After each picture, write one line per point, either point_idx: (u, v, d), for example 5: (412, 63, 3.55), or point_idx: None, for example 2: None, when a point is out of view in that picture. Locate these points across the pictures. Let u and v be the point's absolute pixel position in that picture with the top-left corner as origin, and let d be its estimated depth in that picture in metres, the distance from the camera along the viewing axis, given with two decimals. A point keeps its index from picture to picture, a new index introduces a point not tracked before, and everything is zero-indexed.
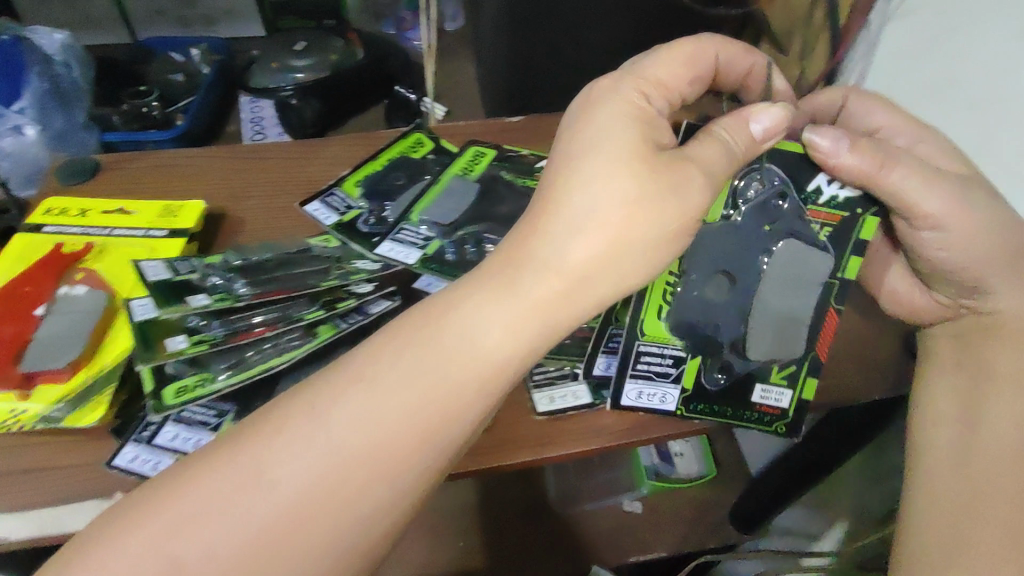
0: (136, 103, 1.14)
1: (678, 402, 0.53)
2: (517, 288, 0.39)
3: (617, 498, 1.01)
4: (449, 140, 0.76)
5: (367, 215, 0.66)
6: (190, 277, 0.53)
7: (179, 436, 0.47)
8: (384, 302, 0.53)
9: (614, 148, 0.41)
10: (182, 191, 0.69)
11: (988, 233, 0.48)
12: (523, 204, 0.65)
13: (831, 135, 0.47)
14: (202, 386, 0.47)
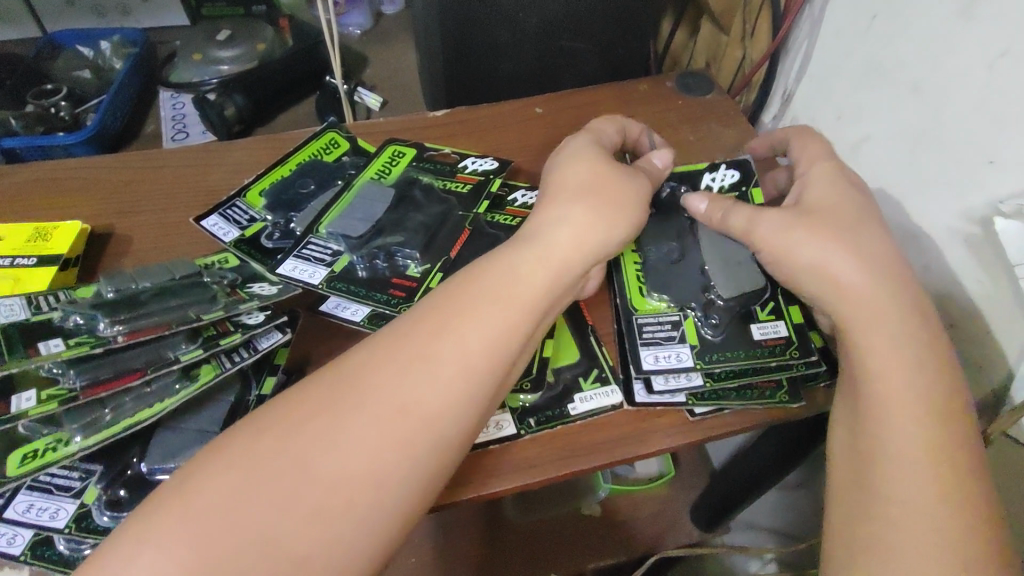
0: (42, 104, 1.04)
1: (694, 357, 0.49)
2: (515, 266, 0.46)
3: (575, 504, 0.95)
4: (367, 140, 0.69)
5: (272, 229, 0.60)
6: (51, 317, 0.47)
7: (33, 507, 0.43)
8: (276, 335, 0.49)
9: (583, 155, 0.54)
10: (63, 212, 0.63)
11: (811, 244, 0.47)
12: (441, 209, 0.59)
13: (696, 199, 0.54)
14: (57, 450, 0.42)
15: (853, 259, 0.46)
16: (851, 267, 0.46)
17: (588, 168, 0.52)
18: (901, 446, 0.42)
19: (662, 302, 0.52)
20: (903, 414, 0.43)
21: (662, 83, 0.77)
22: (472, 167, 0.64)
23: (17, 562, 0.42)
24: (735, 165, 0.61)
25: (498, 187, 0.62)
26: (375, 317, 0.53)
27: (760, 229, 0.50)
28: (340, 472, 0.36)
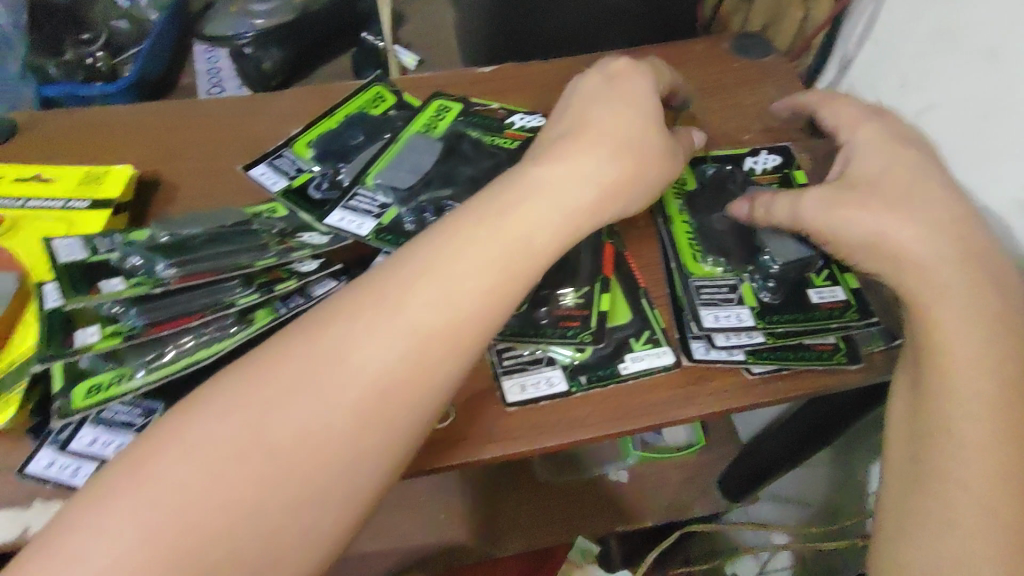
0: (80, 53, 1.03)
1: (755, 318, 0.48)
2: (498, 228, 0.41)
3: (603, 468, 0.95)
4: (413, 94, 0.68)
5: (319, 180, 0.59)
6: (109, 258, 0.47)
7: (97, 441, 0.42)
8: (330, 281, 0.48)
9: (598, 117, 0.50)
10: (108, 156, 0.61)
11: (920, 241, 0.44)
12: (490, 165, 0.58)
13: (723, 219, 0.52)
14: (120, 385, 0.42)
15: (915, 236, 0.45)
16: (908, 242, 0.45)
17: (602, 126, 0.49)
18: (959, 430, 0.41)
19: (717, 266, 0.51)
20: (961, 399, 0.41)
21: (718, 43, 0.75)
22: (519, 124, 0.63)
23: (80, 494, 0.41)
24: (775, 150, 0.59)
25: None
26: None
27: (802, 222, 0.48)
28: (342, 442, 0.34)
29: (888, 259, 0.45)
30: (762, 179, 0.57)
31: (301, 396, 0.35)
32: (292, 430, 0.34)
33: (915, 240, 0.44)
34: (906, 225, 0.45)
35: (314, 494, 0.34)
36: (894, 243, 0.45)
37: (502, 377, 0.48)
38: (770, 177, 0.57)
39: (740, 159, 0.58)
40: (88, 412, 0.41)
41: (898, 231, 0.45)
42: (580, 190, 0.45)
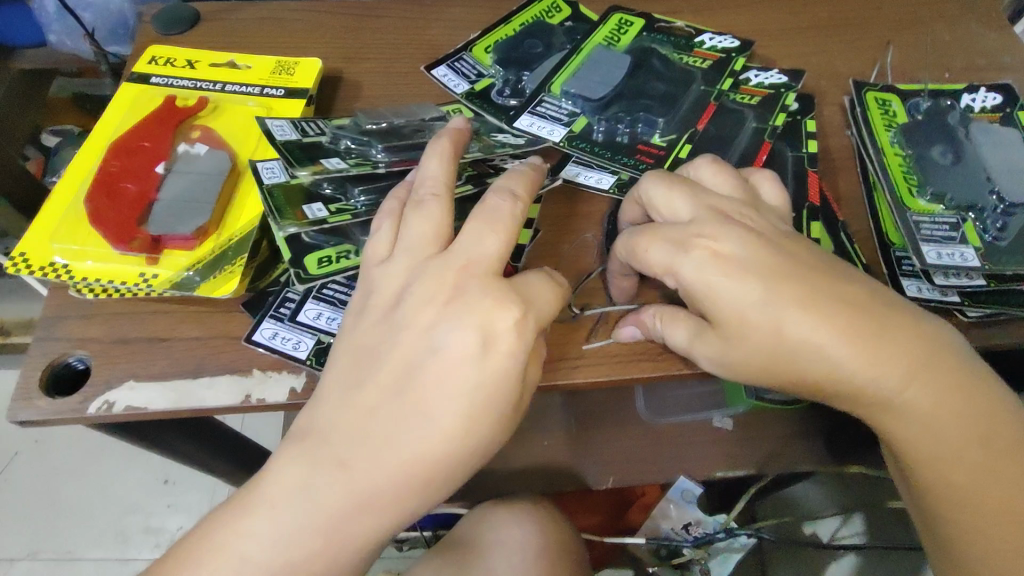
0: None
1: (980, 259, 0.46)
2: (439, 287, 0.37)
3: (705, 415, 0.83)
4: (589, 7, 0.64)
5: (501, 85, 0.58)
6: (319, 139, 0.48)
7: (323, 316, 0.44)
8: None
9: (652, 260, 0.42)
10: (294, 49, 0.61)
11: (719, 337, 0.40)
12: (686, 82, 0.55)
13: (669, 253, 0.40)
14: (348, 260, 0.43)
15: (748, 314, 0.38)
16: (747, 326, 0.38)
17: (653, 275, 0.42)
18: (945, 479, 0.40)
19: (936, 203, 0.48)
20: (946, 466, 0.40)
21: None
22: (710, 43, 0.59)
23: (303, 365, 0.43)
24: (996, 87, 0.55)
25: (739, 67, 0.58)
26: (622, 184, 0.52)
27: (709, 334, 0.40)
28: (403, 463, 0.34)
29: (784, 344, 0.38)
30: (982, 117, 0.54)
31: (319, 468, 0.35)
32: (333, 500, 0.34)
33: (762, 322, 0.38)
34: (796, 315, 0.37)
35: (363, 530, 0.35)
36: (797, 330, 0.37)
37: None
38: (991, 116, 0.54)
39: (958, 97, 0.55)
40: (320, 281, 0.43)
41: (760, 325, 0.38)
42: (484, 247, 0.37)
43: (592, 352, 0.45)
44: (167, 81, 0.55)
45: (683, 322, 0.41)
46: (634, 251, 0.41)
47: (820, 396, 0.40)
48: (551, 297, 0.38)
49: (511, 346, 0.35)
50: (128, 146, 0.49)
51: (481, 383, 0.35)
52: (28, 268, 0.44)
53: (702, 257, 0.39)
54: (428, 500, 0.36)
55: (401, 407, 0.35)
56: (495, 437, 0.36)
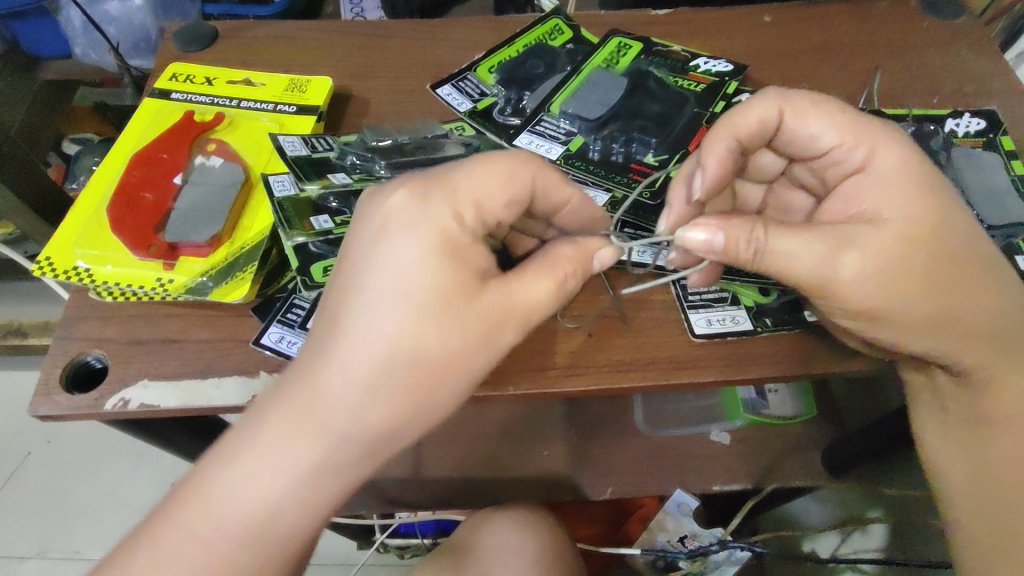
0: None
1: None
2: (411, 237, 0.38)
3: (703, 428, 0.84)
4: (590, 30, 0.67)
5: (503, 104, 0.61)
6: (328, 156, 0.51)
7: None
8: None
9: (833, 128, 0.45)
10: (307, 68, 0.64)
11: (866, 242, 0.40)
12: (679, 105, 0.57)
13: (861, 127, 0.44)
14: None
15: (942, 227, 0.41)
16: (937, 233, 0.41)
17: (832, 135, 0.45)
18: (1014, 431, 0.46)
19: None
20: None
21: (903, 1, 0.68)
22: (705, 66, 0.62)
23: None
24: (979, 113, 0.57)
25: (732, 90, 0.60)
26: (616, 203, 0.54)
27: (855, 246, 0.40)
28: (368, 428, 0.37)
29: (966, 258, 0.41)
30: (965, 142, 0.56)
31: (276, 419, 0.37)
32: (275, 414, 0.37)
33: (945, 234, 0.41)
34: (977, 243, 0.42)
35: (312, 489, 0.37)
36: (979, 253, 0.42)
37: (688, 311, 0.49)
38: (975, 140, 0.56)
39: (942, 123, 0.57)
40: (324, 289, 0.45)
41: (947, 239, 0.41)
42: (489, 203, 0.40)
43: (589, 362, 0.47)
44: (186, 97, 0.58)
45: (805, 238, 0.40)
46: (801, 109, 0.46)
47: (959, 334, 0.43)
48: (481, 179, 0.40)
49: (408, 214, 0.38)
50: (148, 157, 0.52)
51: (396, 260, 0.37)
52: (51, 271, 0.47)
53: (879, 152, 0.44)
54: (365, 404, 0.36)
55: (352, 360, 0.36)
56: (422, 324, 0.36)
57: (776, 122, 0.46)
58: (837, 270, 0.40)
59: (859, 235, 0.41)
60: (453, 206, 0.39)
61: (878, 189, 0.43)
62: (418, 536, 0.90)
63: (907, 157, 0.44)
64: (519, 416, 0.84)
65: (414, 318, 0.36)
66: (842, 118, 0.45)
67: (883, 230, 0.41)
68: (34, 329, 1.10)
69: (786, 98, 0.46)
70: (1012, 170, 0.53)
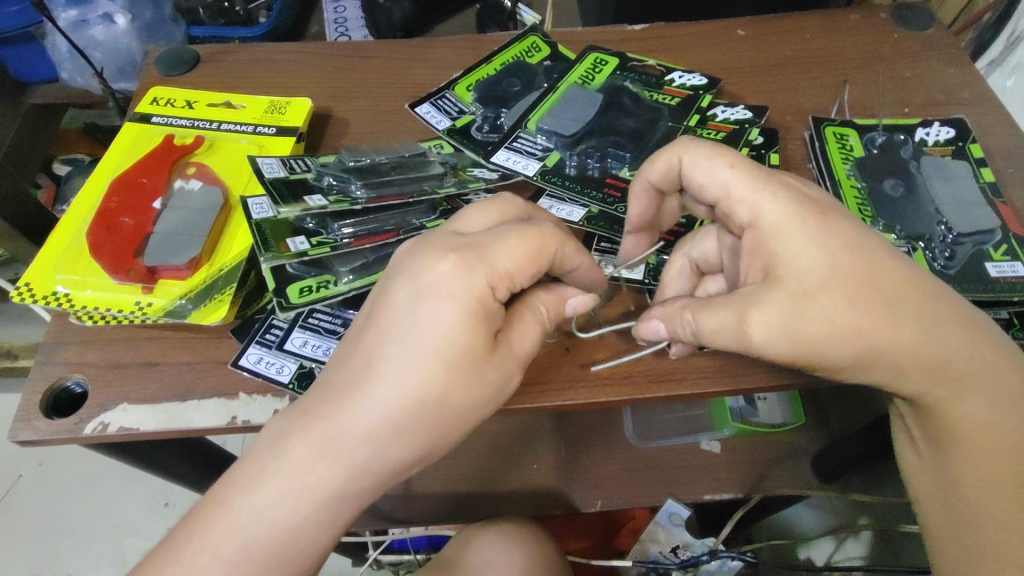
0: None
1: None
2: (391, 332, 0.38)
3: (692, 437, 0.84)
4: (568, 46, 0.68)
5: (481, 122, 0.61)
6: (306, 177, 0.52)
7: (308, 344, 0.47)
8: None
9: (730, 177, 0.44)
10: (288, 89, 0.65)
11: (769, 306, 0.41)
12: (653, 119, 0.58)
13: (755, 176, 0.44)
14: (328, 288, 0.46)
15: (841, 267, 0.41)
16: (837, 279, 0.41)
17: (731, 177, 0.44)
18: (990, 456, 0.43)
19: (889, 233, 0.51)
20: (997, 445, 0.43)
21: (874, 14, 0.69)
22: (679, 81, 0.63)
23: (286, 388, 0.45)
24: (949, 121, 0.58)
25: (706, 104, 0.61)
26: (592, 217, 0.54)
27: (754, 309, 0.41)
28: (345, 497, 0.38)
29: (874, 290, 0.41)
30: (935, 150, 0.57)
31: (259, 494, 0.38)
32: (299, 449, 0.38)
33: (851, 274, 0.41)
34: (884, 269, 0.41)
35: (299, 558, 0.38)
36: (887, 279, 0.41)
37: None
38: (944, 149, 0.57)
39: (913, 132, 0.58)
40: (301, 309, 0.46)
41: (850, 276, 0.41)
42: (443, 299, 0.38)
43: (566, 377, 0.47)
44: (167, 121, 0.59)
45: (719, 309, 0.42)
46: (700, 155, 0.45)
47: (891, 366, 0.42)
48: (513, 253, 0.39)
49: (460, 281, 0.38)
50: (127, 183, 0.52)
51: (433, 321, 0.37)
52: (32, 297, 0.47)
53: (770, 204, 0.42)
54: (388, 447, 0.38)
55: (320, 440, 0.37)
56: (451, 383, 0.37)
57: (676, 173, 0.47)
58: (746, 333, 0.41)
59: (763, 291, 0.41)
60: (491, 278, 0.38)
61: (767, 242, 0.42)
62: (411, 552, 0.90)
63: (806, 205, 0.42)
64: (508, 431, 0.84)
65: (442, 379, 0.37)
66: (736, 169, 0.44)
67: (778, 289, 0.41)
68: (23, 350, 1.11)
69: (690, 143, 0.46)
70: (980, 176, 0.55)
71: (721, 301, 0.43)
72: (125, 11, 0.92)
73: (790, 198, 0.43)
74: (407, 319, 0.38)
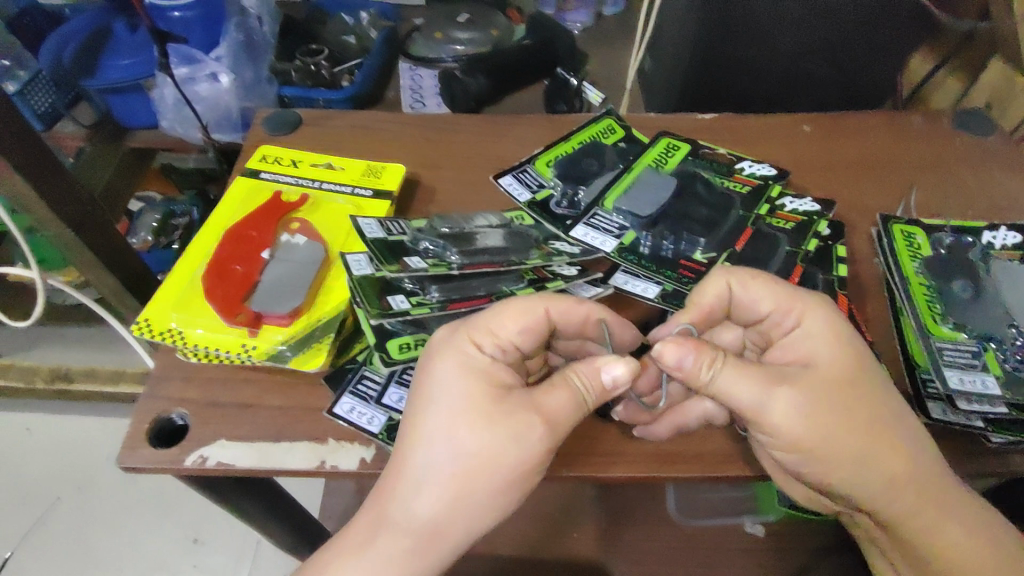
0: (307, 60, 1.12)
1: (1001, 387, 0.50)
2: (421, 404, 0.43)
3: (737, 519, 0.83)
4: (642, 131, 0.72)
5: (559, 197, 0.65)
6: (402, 240, 0.56)
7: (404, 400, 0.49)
8: (593, 288, 0.57)
9: (775, 292, 0.47)
10: (382, 155, 0.70)
11: (789, 397, 0.43)
12: (726, 206, 0.61)
13: (778, 302, 0.47)
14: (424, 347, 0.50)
15: (855, 382, 0.44)
16: (853, 384, 0.44)
17: (773, 294, 0.47)
18: None
19: (959, 331, 0.53)
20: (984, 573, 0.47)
21: (937, 118, 0.72)
22: (749, 170, 0.66)
23: (376, 440, 0.47)
24: (1014, 227, 0.60)
25: (775, 194, 0.64)
26: (666, 295, 0.56)
27: (774, 399, 0.42)
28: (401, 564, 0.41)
29: (882, 409, 0.44)
30: (1002, 254, 0.58)
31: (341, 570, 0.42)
32: (360, 528, 0.42)
33: (863, 389, 0.44)
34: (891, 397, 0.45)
35: None
36: (892, 403, 0.45)
37: None
38: (1011, 253, 0.58)
39: (979, 234, 0.60)
40: (400, 365, 0.49)
41: (861, 388, 0.44)
42: (447, 379, 0.43)
43: (633, 450, 0.49)
44: (274, 177, 0.64)
45: (746, 380, 0.42)
46: (741, 283, 0.47)
47: (894, 488, 0.45)
48: (504, 319, 0.45)
49: (455, 361, 0.43)
50: (239, 233, 0.57)
51: (444, 391, 0.42)
52: (149, 331, 0.51)
53: (816, 318, 0.46)
54: (426, 511, 0.41)
55: (369, 512, 0.42)
56: (472, 446, 0.41)
57: (726, 295, 0.48)
58: (767, 418, 0.42)
59: (781, 385, 0.43)
60: (473, 336, 0.44)
61: (806, 345, 0.45)
62: None
63: (828, 327, 0.45)
64: (553, 496, 0.85)
65: (464, 443, 0.41)
66: (753, 290, 0.47)
67: (810, 379, 0.44)
68: (80, 375, 1.16)
69: (730, 275, 0.48)
70: None
71: (744, 373, 0.43)
72: (228, 71, 1.00)
73: (800, 326, 0.46)
74: (422, 393, 0.43)
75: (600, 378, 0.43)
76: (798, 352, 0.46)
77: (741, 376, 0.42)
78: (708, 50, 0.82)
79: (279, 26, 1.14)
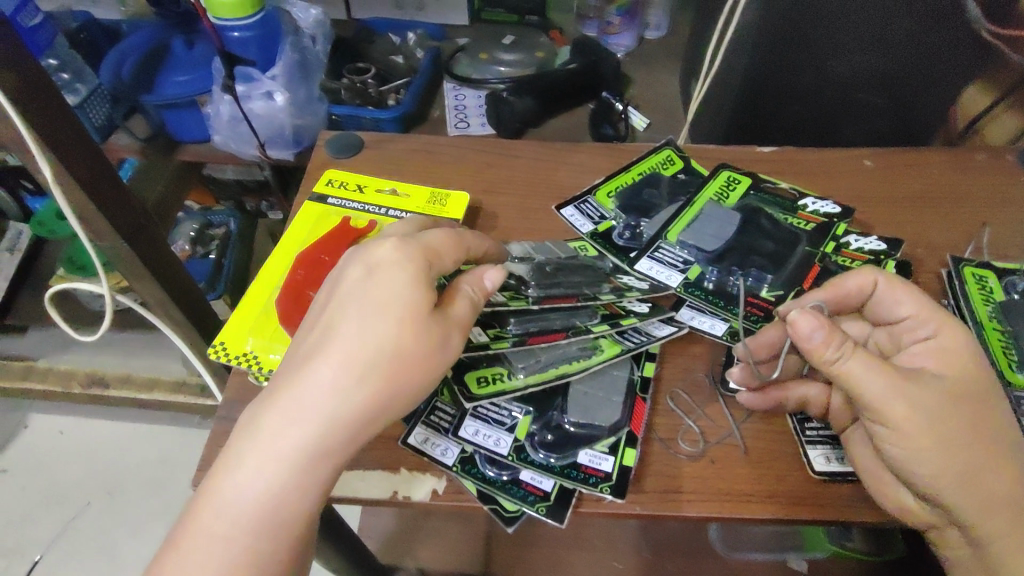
0: (355, 79, 1.13)
1: None
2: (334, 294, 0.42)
3: (780, 554, 0.82)
4: (701, 162, 0.72)
5: (622, 228, 0.65)
6: None
7: (479, 433, 0.50)
8: (668, 327, 0.56)
9: (917, 300, 0.48)
10: (442, 181, 0.71)
11: (915, 392, 0.44)
12: (792, 242, 0.61)
13: (919, 313, 0.48)
14: (502, 380, 0.51)
15: (969, 392, 0.45)
16: (967, 395, 0.45)
17: (916, 304, 0.48)
18: None
19: None
20: None
21: (1001, 155, 0.71)
22: (813, 207, 0.66)
23: (451, 471, 0.49)
24: None
25: (841, 232, 0.63)
26: (734, 332, 0.57)
27: (899, 394, 0.43)
28: (325, 459, 0.39)
29: (982, 417, 0.44)
30: None
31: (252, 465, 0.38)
32: (274, 420, 0.39)
33: (976, 399, 0.45)
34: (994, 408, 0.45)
35: (287, 518, 0.39)
36: (997, 417, 0.45)
37: (807, 446, 0.51)
38: None
39: None
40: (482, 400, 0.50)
41: (974, 398, 0.45)
42: (395, 271, 0.42)
43: (705, 489, 0.49)
44: (341, 203, 0.65)
45: (878, 371, 0.44)
46: (885, 289, 0.50)
47: (983, 502, 0.44)
48: (437, 235, 0.46)
49: (395, 255, 0.43)
50: (311, 258, 0.58)
51: (383, 283, 0.42)
52: (226, 355, 0.52)
53: (955, 333, 0.47)
54: (345, 399, 0.39)
55: (284, 393, 0.39)
56: (400, 334, 0.40)
57: (869, 290, 0.50)
58: (891, 411, 0.43)
59: (911, 382, 0.44)
60: (423, 246, 0.44)
61: (938, 356, 0.46)
62: None
63: (966, 344, 0.47)
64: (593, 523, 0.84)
65: (365, 331, 0.40)
66: (894, 297, 0.49)
67: (935, 385, 0.45)
68: (117, 381, 1.13)
69: (881, 279, 0.50)
70: None
71: (876, 360, 0.44)
72: (284, 90, 1.02)
73: (935, 341, 0.47)
74: (371, 286, 0.42)
75: (482, 284, 0.47)
76: (927, 362, 0.46)
77: (871, 362, 0.44)
78: (764, 81, 0.82)
79: (329, 44, 1.15)
